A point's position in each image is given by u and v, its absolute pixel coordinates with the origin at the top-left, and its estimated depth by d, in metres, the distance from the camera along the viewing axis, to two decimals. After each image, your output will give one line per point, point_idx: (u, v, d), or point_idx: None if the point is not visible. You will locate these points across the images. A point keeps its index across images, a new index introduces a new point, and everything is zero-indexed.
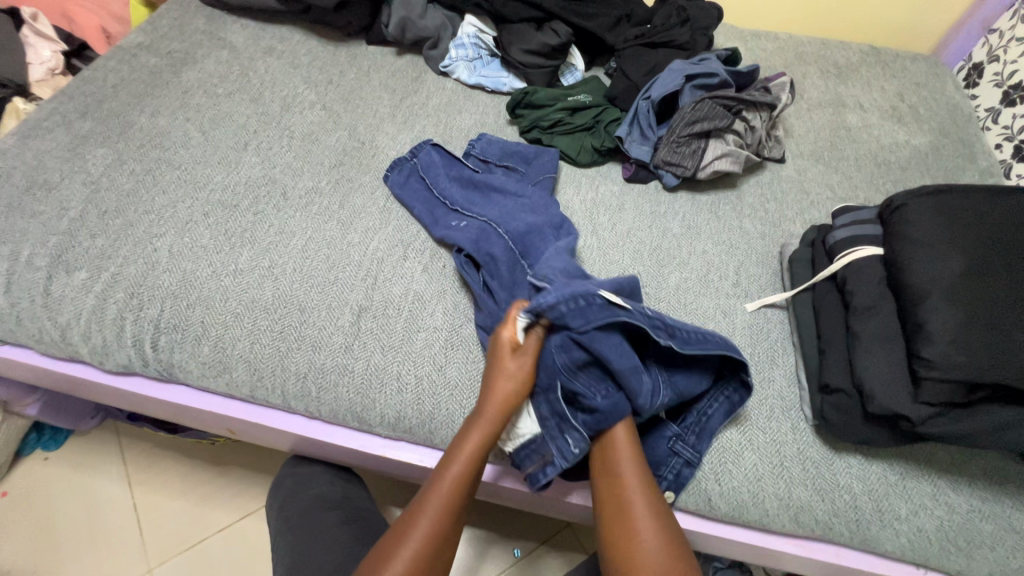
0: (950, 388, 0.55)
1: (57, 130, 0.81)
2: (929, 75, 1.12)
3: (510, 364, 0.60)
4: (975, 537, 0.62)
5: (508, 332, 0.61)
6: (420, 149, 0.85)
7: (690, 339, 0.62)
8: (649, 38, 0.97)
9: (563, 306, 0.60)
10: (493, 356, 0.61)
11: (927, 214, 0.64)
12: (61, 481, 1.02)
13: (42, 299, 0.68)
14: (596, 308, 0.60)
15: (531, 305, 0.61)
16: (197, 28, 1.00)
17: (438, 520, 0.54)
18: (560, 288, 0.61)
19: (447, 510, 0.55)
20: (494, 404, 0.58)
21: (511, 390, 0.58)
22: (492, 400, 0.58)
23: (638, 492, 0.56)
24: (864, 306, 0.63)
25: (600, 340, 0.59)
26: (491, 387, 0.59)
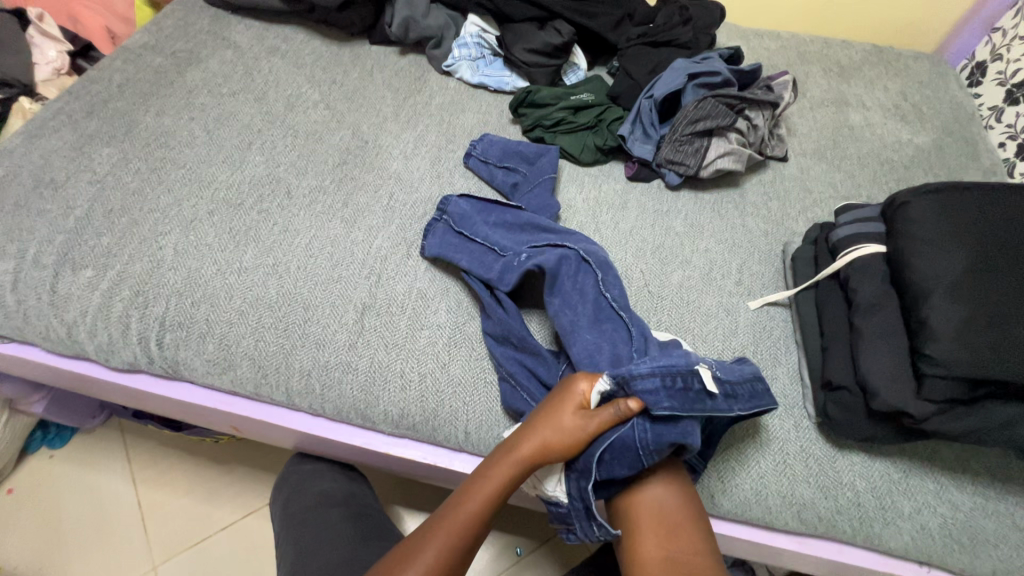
0: (952, 385, 0.55)
1: (63, 129, 0.82)
2: (932, 73, 1.12)
3: (572, 419, 0.56)
4: (979, 534, 0.62)
5: (584, 392, 0.57)
6: (450, 201, 0.79)
7: (748, 399, 0.60)
8: (652, 37, 0.97)
9: (654, 382, 0.56)
10: (557, 405, 0.57)
11: (930, 212, 0.64)
12: (66, 479, 1.03)
13: (48, 297, 0.68)
14: (683, 391, 0.56)
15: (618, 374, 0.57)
16: (201, 28, 1.01)
17: (458, 540, 0.53)
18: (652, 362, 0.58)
19: (466, 532, 0.53)
20: (538, 447, 0.55)
21: (555, 437, 0.55)
22: (538, 443, 0.55)
23: (652, 497, 0.57)
24: (866, 304, 0.63)
25: (682, 426, 0.55)
26: (542, 432, 0.56)
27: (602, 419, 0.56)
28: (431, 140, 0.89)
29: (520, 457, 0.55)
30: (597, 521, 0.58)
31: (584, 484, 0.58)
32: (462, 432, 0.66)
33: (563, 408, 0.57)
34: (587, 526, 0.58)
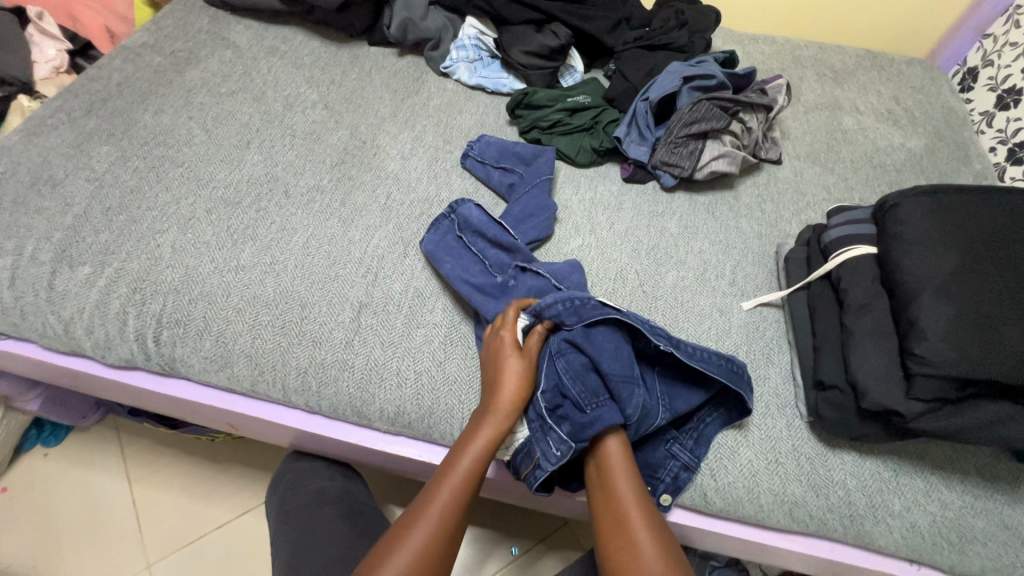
0: (941, 384, 0.56)
1: (61, 127, 0.82)
2: (924, 78, 1.13)
3: (513, 358, 0.62)
4: (968, 532, 0.62)
5: (509, 332, 0.63)
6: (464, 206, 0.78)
7: (693, 354, 0.64)
8: (648, 40, 0.98)
9: (558, 306, 0.64)
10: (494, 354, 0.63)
11: (920, 214, 0.65)
12: (60, 477, 1.03)
13: (46, 294, 0.69)
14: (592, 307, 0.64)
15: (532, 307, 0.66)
16: (200, 28, 1.01)
17: (441, 526, 0.53)
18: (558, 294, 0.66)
19: (454, 506, 0.54)
20: (503, 400, 0.59)
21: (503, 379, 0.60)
22: (500, 396, 0.59)
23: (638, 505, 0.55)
24: (857, 304, 0.64)
25: (595, 335, 0.62)
26: (497, 382, 0.60)
27: (532, 345, 0.63)
28: (429, 140, 0.90)
29: (496, 433, 0.58)
30: (554, 434, 0.60)
31: (537, 409, 0.62)
32: (457, 430, 0.66)
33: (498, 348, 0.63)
34: (546, 449, 0.60)
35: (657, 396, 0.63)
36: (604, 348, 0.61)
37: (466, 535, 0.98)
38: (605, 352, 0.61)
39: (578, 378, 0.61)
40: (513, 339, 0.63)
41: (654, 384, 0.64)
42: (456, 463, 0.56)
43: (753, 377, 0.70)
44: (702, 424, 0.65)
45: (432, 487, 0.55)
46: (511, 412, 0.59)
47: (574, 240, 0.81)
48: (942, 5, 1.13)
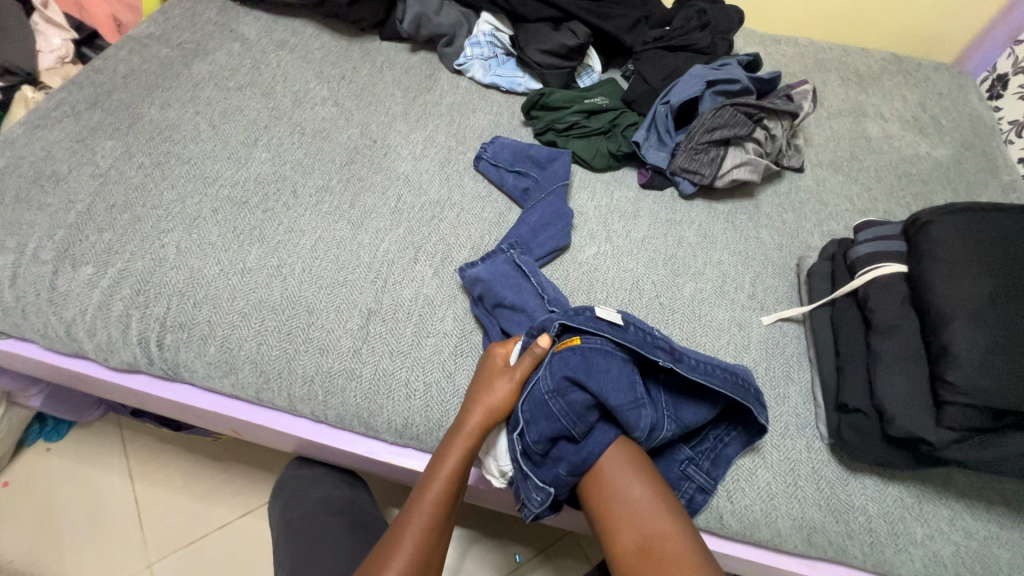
0: (974, 413, 0.53)
1: (66, 120, 0.80)
2: (952, 85, 1.10)
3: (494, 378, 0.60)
4: (993, 564, 0.60)
5: (502, 350, 0.63)
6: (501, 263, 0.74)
7: (695, 367, 0.61)
8: (669, 40, 0.95)
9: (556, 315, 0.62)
10: (482, 373, 0.62)
11: (955, 233, 0.62)
12: (62, 473, 1.02)
13: (47, 294, 0.67)
14: (587, 321, 0.61)
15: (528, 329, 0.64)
16: (208, 19, 0.99)
17: (416, 553, 0.52)
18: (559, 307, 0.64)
19: (432, 527, 0.53)
20: (479, 416, 0.58)
21: (487, 400, 0.59)
22: (477, 412, 0.58)
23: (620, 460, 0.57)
24: (886, 325, 0.62)
25: (597, 365, 0.58)
26: (477, 400, 0.59)
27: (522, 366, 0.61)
28: (442, 141, 0.88)
29: (465, 451, 0.56)
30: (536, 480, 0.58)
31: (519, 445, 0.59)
32: None
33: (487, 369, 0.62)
34: (530, 491, 0.58)
35: (663, 411, 0.61)
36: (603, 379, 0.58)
37: (470, 543, 0.96)
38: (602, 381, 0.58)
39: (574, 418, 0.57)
40: (504, 359, 0.63)
41: (657, 395, 0.62)
42: (426, 486, 0.55)
43: (772, 396, 0.68)
44: (720, 444, 0.63)
45: (403, 512, 0.55)
46: (486, 430, 0.57)
47: (590, 248, 0.78)
48: (973, 10, 1.09)
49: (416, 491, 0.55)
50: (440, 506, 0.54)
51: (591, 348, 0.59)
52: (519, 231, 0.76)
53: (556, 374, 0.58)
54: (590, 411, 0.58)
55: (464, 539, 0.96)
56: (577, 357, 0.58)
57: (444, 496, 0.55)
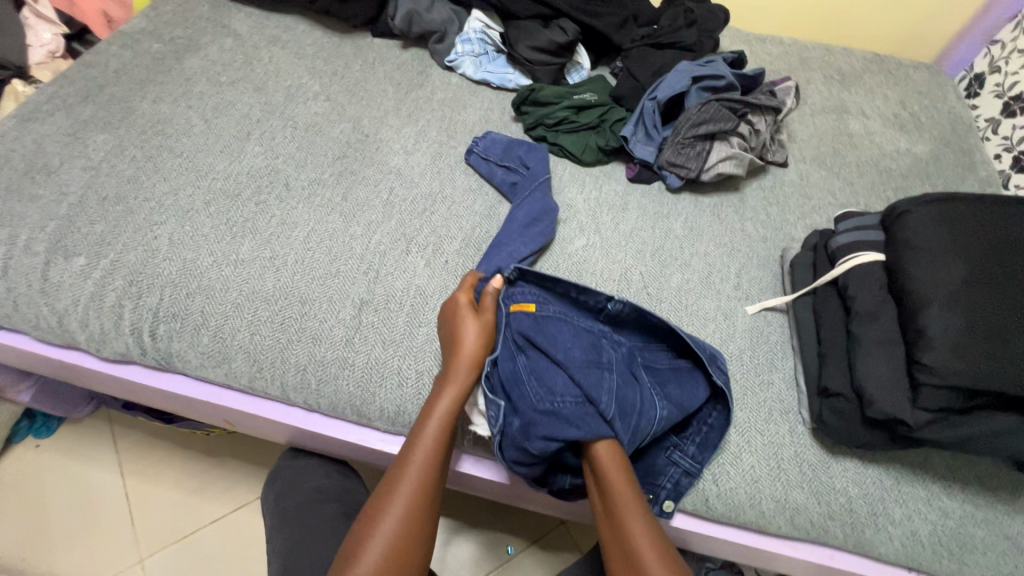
0: (947, 393, 0.56)
1: (57, 113, 0.80)
2: (931, 83, 1.13)
3: (467, 321, 0.63)
4: (968, 542, 0.62)
5: (463, 294, 0.67)
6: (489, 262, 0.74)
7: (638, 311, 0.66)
8: (656, 38, 0.97)
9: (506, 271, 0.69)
10: (450, 317, 0.65)
11: (930, 222, 0.64)
12: (53, 469, 1.01)
13: (40, 285, 0.67)
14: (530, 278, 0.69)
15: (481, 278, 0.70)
16: (200, 15, 0.99)
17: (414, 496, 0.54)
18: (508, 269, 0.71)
19: (427, 474, 0.56)
20: (461, 364, 0.60)
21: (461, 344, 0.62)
22: (459, 360, 0.61)
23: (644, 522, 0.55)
24: (865, 311, 0.64)
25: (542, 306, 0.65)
26: (457, 347, 0.62)
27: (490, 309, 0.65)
28: (433, 135, 0.89)
29: (459, 394, 0.59)
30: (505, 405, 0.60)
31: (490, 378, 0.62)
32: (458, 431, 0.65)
33: (456, 312, 0.65)
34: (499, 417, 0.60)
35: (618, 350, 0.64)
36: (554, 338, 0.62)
37: (462, 534, 0.97)
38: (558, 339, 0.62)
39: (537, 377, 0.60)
40: (467, 301, 0.66)
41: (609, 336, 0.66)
42: (418, 436, 0.57)
43: (756, 383, 0.70)
44: (704, 428, 0.65)
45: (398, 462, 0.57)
46: (468, 372, 0.60)
47: (579, 240, 0.80)
48: (952, 10, 1.12)
49: (410, 438, 0.58)
50: (432, 454, 0.57)
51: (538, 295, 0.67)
52: (509, 223, 0.77)
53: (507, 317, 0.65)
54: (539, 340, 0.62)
55: (456, 530, 0.97)
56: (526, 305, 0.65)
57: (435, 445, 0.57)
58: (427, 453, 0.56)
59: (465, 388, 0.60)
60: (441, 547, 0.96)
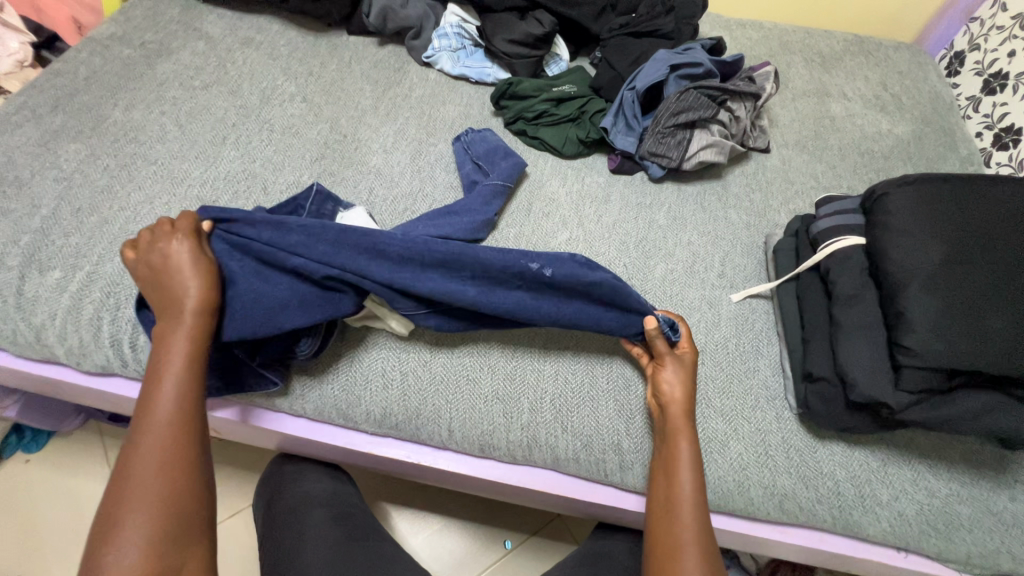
0: (929, 375, 0.56)
1: (27, 124, 0.79)
2: (911, 63, 1.13)
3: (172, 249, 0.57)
4: (954, 519, 0.63)
5: (178, 241, 0.57)
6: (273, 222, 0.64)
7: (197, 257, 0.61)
8: (634, 27, 0.96)
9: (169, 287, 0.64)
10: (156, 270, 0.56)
11: (909, 204, 0.64)
12: (43, 483, 1.01)
13: (15, 300, 0.66)
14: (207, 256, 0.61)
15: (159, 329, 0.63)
16: (171, 18, 0.97)
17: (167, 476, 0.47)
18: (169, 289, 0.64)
19: (173, 447, 0.49)
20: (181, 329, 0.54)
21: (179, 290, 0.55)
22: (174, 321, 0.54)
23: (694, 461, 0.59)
24: (846, 295, 0.64)
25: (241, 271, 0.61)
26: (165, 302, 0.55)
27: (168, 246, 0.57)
28: (412, 133, 0.88)
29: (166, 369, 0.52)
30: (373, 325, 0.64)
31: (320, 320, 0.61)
32: (445, 430, 0.66)
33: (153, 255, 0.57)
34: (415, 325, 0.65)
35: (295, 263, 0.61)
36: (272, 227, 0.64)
37: (459, 531, 0.97)
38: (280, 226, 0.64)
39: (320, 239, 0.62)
40: (182, 244, 0.57)
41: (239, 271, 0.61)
42: (144, 412, 0.50)
43: (741, 370, 0.70)
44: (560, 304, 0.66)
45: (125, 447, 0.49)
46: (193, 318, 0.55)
47: (562, 234, 0.79)
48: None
49: (136, 419, 0.50)
50: (167, 425, 0.49)
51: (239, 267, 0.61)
52: (490, 220, 0.77)
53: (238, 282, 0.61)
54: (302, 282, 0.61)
55: (453, 527, 0.98)
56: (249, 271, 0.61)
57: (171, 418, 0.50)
58: (169, 404, 0.50)
59: (195, 327, 0.55)
60: (437, 545, 0.96)
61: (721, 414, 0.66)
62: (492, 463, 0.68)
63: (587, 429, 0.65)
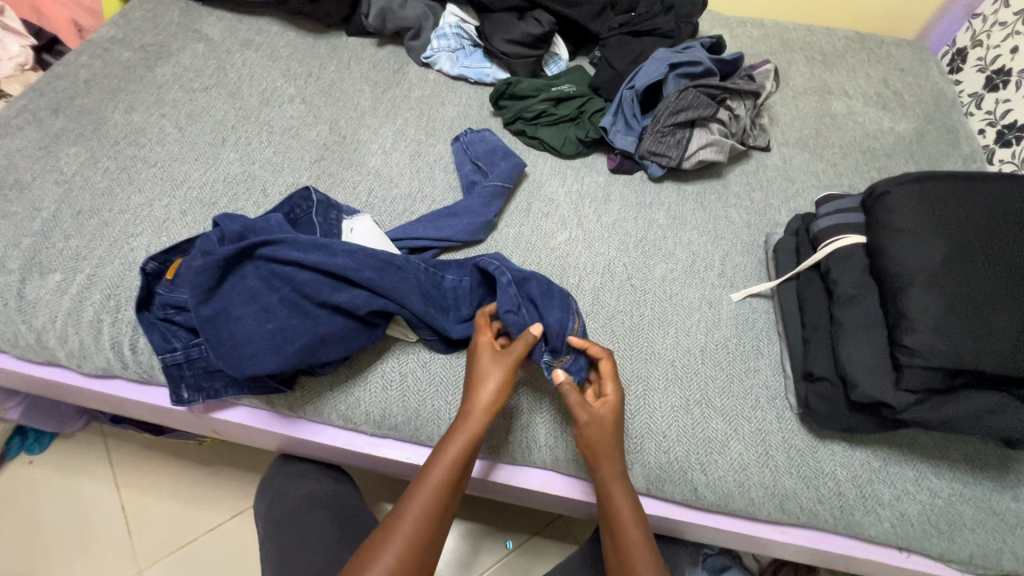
0: (931, 374, 0.55)
1: (27, 127, 0.79)
2: (913, 60, 1.12)
3: (485, 364, 0.59)
4: (957, 520, 0.63)
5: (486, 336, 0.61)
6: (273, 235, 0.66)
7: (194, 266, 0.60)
8: (634, 26, 0.96)
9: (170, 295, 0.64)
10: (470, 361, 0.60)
11: (910, 202, 0.64)
12: (46, 485, 1.01)
13: (16, 303, 0.66)
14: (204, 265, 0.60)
15: (162, 336, 0.63)
16: (171, 20, 0.98)
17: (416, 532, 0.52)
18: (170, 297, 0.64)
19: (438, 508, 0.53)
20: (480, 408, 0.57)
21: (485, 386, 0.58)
22: (475, 403, 0.57)
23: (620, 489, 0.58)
24: (847, 295, 0.63)
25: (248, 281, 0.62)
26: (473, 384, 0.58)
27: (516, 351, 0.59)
28: (411, 134, 0.88)
29: (471, 437, 0.56)
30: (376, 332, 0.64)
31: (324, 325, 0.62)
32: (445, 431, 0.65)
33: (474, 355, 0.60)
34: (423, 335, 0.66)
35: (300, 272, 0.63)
36: (271, 232, 0.65)
37: (460, 531, 0.97)
38: (280, 232, 0.66)
39: (313, 244, 0.64)
40: (490, 343, 0.61)
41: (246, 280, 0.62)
42: (426, 474, 0.54)
43: (742, 370, 0.69)
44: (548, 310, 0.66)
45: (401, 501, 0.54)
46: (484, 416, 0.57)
47: (561, 234, 0.79)
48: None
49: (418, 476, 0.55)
50: (441, 488, 0.54)
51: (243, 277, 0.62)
52: (489, 222, 0.77)
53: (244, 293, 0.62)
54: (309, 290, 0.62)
55: (454, 528, 0.98)
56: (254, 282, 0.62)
57: (443, 483, 0.54)
58: (446, 467, 0.54)
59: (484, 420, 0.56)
60: None
61: (721, 414, 0.66)
62: (493, 464, 0.68)
63: None
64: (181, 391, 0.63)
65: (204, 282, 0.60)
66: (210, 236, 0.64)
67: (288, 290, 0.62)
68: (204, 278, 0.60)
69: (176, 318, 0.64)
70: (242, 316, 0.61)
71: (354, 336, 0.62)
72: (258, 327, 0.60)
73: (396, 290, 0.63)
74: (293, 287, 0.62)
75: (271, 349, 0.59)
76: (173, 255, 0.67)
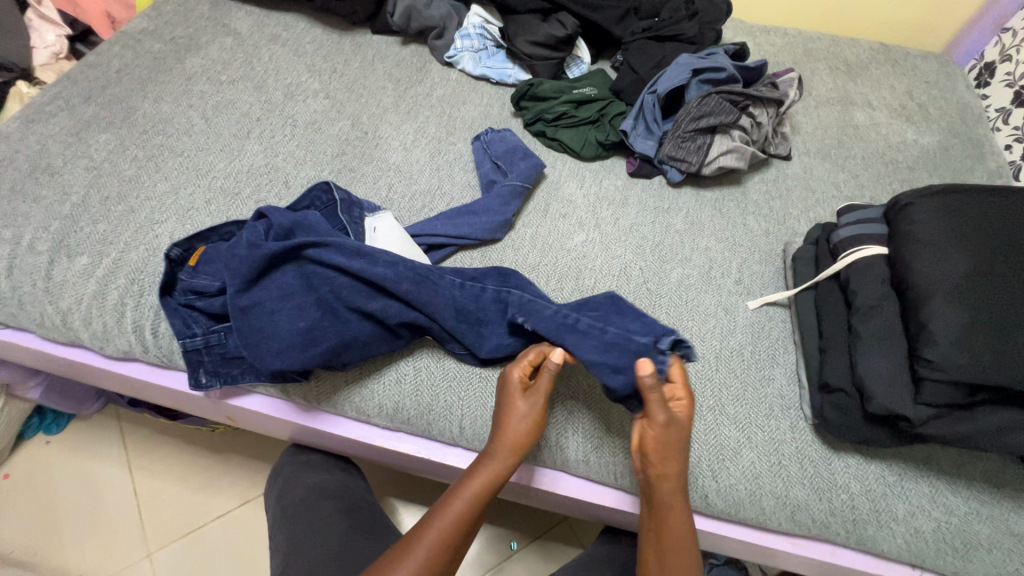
0: (950, 389, 0.55)
1: (60, 114, 0.81)
2: (940, 73, 1.11)
3: (516, 402, 0.58)
4: (973, 539, 0.61)
5: (518, 371, 0.60)
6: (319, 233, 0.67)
7: (239, 256, 0.62)
8: (657, 31, 0.96)
9: (206, 278, 0.66)
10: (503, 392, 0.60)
11: (934, 215, 0.63)
12: (62, 465, 1.03)
13: (44, 284, 0.68)
14: (249, 254, 0.62)
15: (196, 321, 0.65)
16: (200, 14, 1.00)
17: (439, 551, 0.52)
18: (207, 278, 0.66)
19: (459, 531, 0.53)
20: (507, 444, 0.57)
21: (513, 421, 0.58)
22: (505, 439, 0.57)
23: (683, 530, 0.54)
24: (866, 306, 0.63)
25: (286, 278, 0.64)
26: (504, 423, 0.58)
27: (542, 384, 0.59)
28: (432, 132, 0.89)
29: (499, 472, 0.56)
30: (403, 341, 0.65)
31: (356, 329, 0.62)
32: (455, 427, 0.66)
33: (505, 392, 0.59)
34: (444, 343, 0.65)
35: (338, 277, 0.64)
36: (317, 231, 0.67)
37: None
38: (326, 232, 0.67)
39: (358, 250, 0.64)
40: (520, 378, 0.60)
41: (284, 276, 0.64)
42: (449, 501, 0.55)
43: (757, 378, 0.69)
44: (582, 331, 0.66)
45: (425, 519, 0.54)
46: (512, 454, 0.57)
47: (578, 236, 0.79)
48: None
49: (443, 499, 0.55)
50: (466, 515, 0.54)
51: (282, 273, 0.64)
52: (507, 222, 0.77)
53: (281, 289, 0.63)
54: (345, 295, 0.63)
55: None
56: (292, 279, 0.64)
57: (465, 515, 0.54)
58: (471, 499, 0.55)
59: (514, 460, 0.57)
60: None
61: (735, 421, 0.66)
62: None
63: (597, 431, 0.65)
64: (198, 375, 0.64)
65: (244, 272, 0.61)
66: (258, 227, 0.65)
67: (324, 291, 0.63)
68: (246, 267, 0.61)
69: (199, 305, 0.65)
70: (274, 310, 0.62)
71: (382, 341, 0.64)
72: (289, 324, 0.61)
73: (430, 303, 0.64)
74: (330, 289, 0.63)
75: (297, 346, 0.60)
76: (196, 243, 0.69)
